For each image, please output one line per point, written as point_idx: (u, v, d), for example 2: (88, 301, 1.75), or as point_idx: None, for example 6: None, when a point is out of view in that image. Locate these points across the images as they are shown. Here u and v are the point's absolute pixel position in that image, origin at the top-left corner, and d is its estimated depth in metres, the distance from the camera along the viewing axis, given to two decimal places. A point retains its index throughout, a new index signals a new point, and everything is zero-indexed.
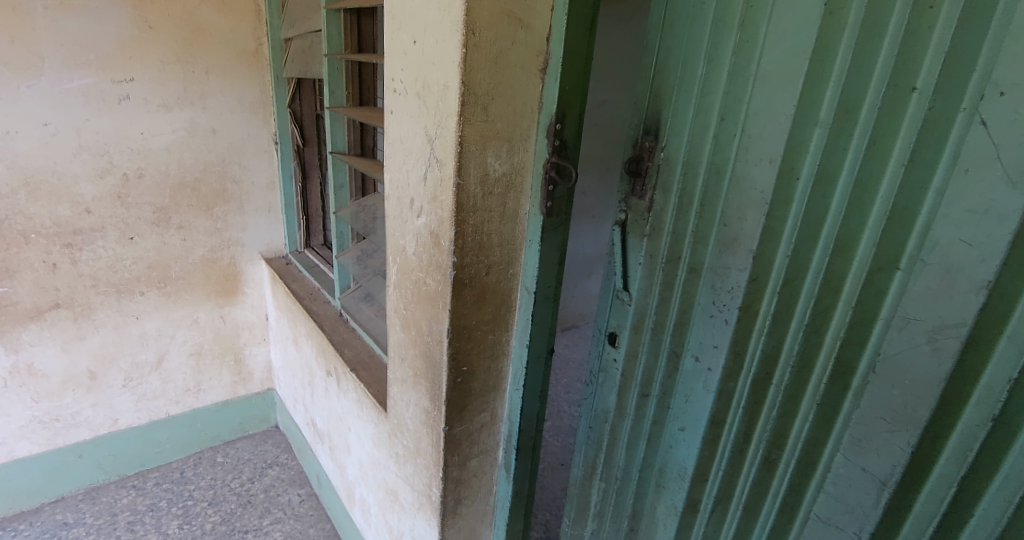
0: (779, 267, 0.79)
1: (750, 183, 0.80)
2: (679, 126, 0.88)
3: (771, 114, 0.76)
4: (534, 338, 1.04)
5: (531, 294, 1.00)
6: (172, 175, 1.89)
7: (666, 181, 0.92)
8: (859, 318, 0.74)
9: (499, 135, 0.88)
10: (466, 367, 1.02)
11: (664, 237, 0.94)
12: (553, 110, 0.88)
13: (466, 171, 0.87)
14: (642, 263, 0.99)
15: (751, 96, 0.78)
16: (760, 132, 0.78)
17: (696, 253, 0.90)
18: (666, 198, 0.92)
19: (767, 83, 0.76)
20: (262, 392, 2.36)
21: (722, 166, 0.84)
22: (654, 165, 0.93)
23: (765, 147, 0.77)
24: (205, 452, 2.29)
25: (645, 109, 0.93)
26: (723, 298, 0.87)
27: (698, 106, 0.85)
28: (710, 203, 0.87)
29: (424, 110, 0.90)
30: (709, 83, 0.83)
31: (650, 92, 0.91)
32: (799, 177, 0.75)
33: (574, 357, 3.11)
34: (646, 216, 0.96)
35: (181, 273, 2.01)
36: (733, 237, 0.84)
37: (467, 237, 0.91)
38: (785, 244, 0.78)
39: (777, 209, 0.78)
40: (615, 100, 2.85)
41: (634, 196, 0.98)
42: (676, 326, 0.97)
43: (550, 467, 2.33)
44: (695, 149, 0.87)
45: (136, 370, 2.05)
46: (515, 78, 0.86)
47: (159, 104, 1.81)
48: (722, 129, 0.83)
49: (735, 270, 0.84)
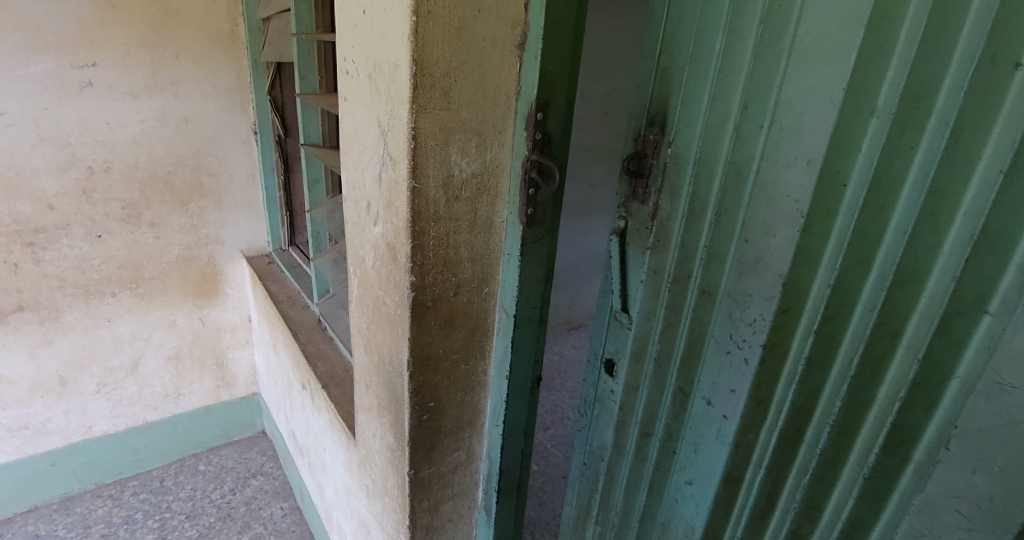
0: (816, 299, 0.62)
1: (780, 190, 0.62)
2: (691, 117, 0.71)
3: (810, 100, 0.58)
4: (514, 369, 0.88)
5: (511, 317, 0.84)
6: (142, 167, 1.74)
7: (674, 183, 0.76)
8: (926, 374, 0.56)
9: (465, 127, 0.71)
10: (433, 403, 0.86)
11: (672, 250, 0.78)
12: (535, 96, 0.71)
13: (425, 173, 0.70)
14: (645, 281, 0.84)
15: (784, 78, 0.61)
16: (796, 123, 0.60)
17: (709, 273, 0.74)
18: (675, 204, 0.76)
19: (805, 59, 0.58)
20: (246, 397, 2.24)
21: (744, 168, 0.67)
22: (661, 163, 0.77)
23: (799, 145, 0.60)
24: (187, 460, 2.17)
25: (650, 94, 0.76)
26: (742, 332, 0.69)
27: (715, 92, 0.68)
28: (728, 213, 0.70)
29: (376, 96, 0.74)
30: (729, 63, 0.66)
31: (656, 74, 0.75)
32: (846, 184, 0.58)
33: (580, 359, 2.94)
34: (649, 224, 0.81)
35: (154, 273, 1.87)
36: (756, 257, 0.66)
37: (429, 252, 0.75)
38: (825, 270, 0.61)
39: (816, 224, 0.60)
40: (626, 87, 2.67)
41: (636, 200, 0.82)
42: (685, 360, 0.80)
43: (549, 481, 2.18)
44: (711, 145, 0.70)
45: (110, 375, 1.93)
46: (485, 55, 0.69)
47: (125, 91, 1.66)
48: (745, 120, 0.66)
49: (758, 300, 0.67)
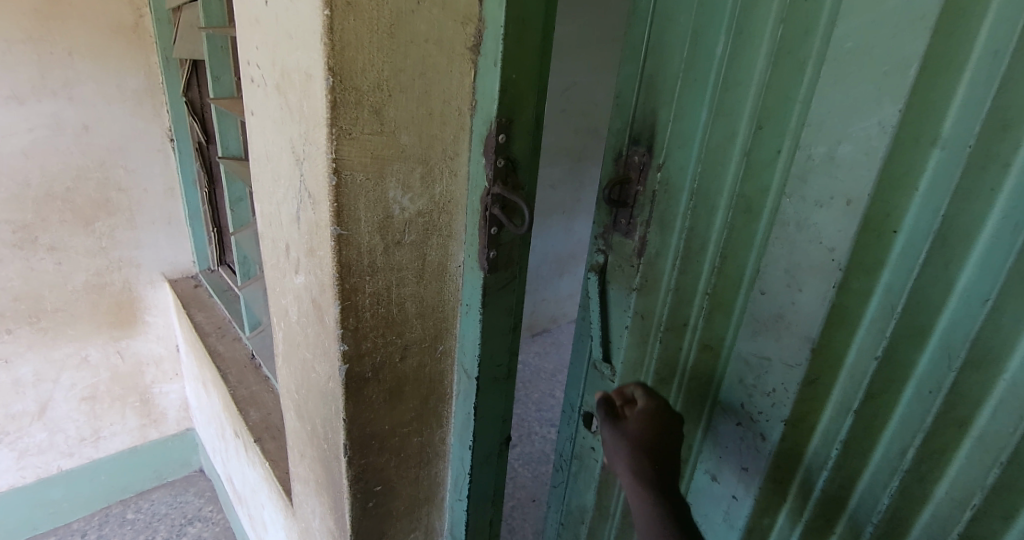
0: (854, 368, 0.53)
1: (811, 234, 0.53)
2: (686, 135, 0.61)
3: (850, 124, 0.49)
4: (479, 436, 0.73)
5: (473, 380, 0.69)
6: (34, 185, 1.48)
7: (664, 215, 0.65)
8: (1009, 480, 0.46)
9: (408, 154, 0.55)
10: (380, 486, 0.71)
11: (663, 293, 0.67)
12: (494, 111, 0.55)
13: (354, 216, 0.54)
14: (631, 327, 0.72)
15: (812, 96, 0.51)
16: (832, 150, 0.50)
17: (712, 324, 0.64)
18: (668, 239, 0.65)
19: (843, 74, 0.48)
20: (180, 433, 2.00)
21: (756, 202, 0.57)
22: (649, 190, 0.66)
23: (833, 179, 0.50)
24: (114, 508, 1.91)
25: (633, 107, 0.66)
26: (757, 403, 0.60)
27: (717, 106, 0.58)
28: (736, 255, 0.60)
29: (288, 113, 0.57)
30: (735, 72, 0.56)
31: (641, 84, 0.64)
32: (897, 230, 0.48)
33: (545, 367, 2.81)
34: (634, 261, 0.69)
35: (58, 304, 1.62)
36: (776, 314, 0.57)
37: (364, 312, 0.59)
38: (870, 333, 0.51)
39: (854, 280, 0.51)
40: (585, 82, 2.55)
41: (618, 233, 0.71)
42: (680, 423, 0.70)
43: (519, 505, 2.03)
44: (715, 172, 0.60)
45: (13, 422, 1.65)
46: (427, 59, 0.52)
47: (8, 95, 1.39)
48: (757, 143, 0.56)
49: (778, 365, 0.58)
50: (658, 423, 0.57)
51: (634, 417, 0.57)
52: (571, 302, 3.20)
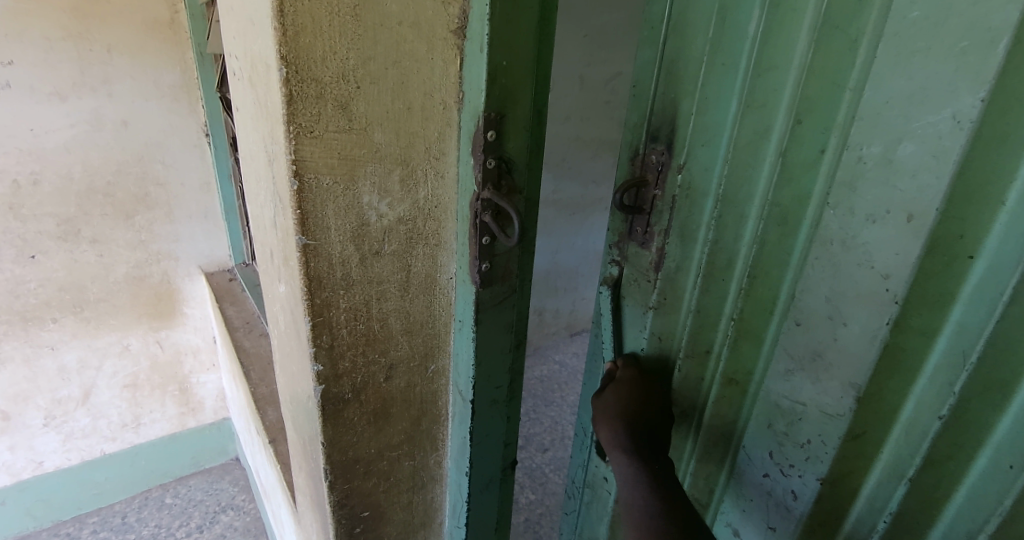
0: (915, 419, 0.50)
1: (862, 254, 0.48)
2: (710, 130, 0.56)
3: (913, 118, 0.43)
4: (477, 462, 0.67)
5: (468, 403, 0.62)
6: (76, 179, 1.52)
7: (685, 223, 0.61)
8: None
9: (385, 154, 0.49)
10: (368, 512, 0.65)
11: (684, 313, 0.64)
12: (483, 104, 0.48)
13: (324, 224, 0.48)
14: (648, 347, 0.68)
15: (864, 86, 0.46)
16: (898, 153, 0.44)
17: (738, 354, 0.62)
18: (689, 251, 0.62)
19: (908, 61, 0.43)
20: (216, 423, 2.04)
21: (790, 211, 0.53)
22: (667, 195, 0.61)
23: (890, 189, 0.45)
24: (153, 492, 1.98)
25: (651, 98, 0.61)
26: (789, 454, 0.58)
27: (747, 98, 0.53)
28: (768, 273, 0.57)
29: (258, 109, 0.51)
30: (771, 56, 0.51)
31: (660, 70, 0.59)
32: (974, 256, 0.43)
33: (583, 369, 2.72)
34: (651, 275, 0.65)
35: (101, 295, 1.66)
36: (813, 351, 0.54)
37: (340, 329, 0.53)
38: (935, 385, 0.48)
39: (913, 316, 0.48)
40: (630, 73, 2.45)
41: (634, 242, 0.67)
42: (700, 467, 0.70)
43: (547, 513, 1.96)
44: (748, 177, 0.55)
45: (59, 406, 1.72)
46: (404, 45, 0.46)
47: (50, 91, 1.42)
48: (795, 141, 0.51)
49: (815, 413, 0.55)
50: (635, 387, 0.66)
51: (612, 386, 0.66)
52: None
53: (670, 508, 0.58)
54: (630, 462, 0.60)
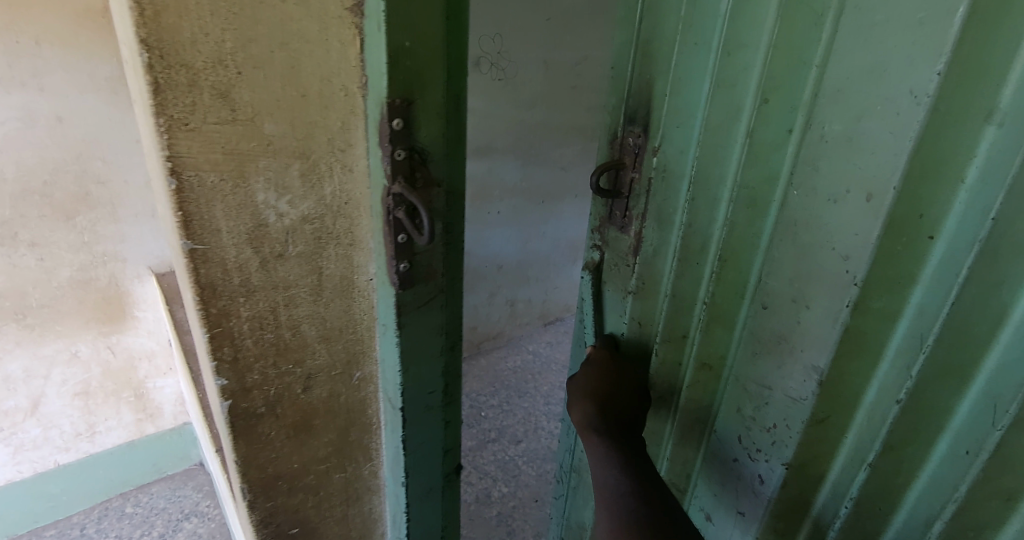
0: (876, 401, 0.52)
1: (825, 235, 0.49)
2: (686, 109, 0.56)
3: (874, 92, 0.43)
4: (414, 471, 0.63)
5: (398, 411, 0.58)
6: (9, 180, 1.34)
7: (661, 207, 0.62)
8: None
9: (281, 148, 0.44)
10: (297, 528, 0.62)
11: (662, 298, 0.65)
12: (387, 90, 0.44)
13: (212, 227, 0.44)
14: (627, 331, 0.70)
15: (824, 62, 0.46)
16: (865, 130, 0.44)
17: (711, 339, 0.63)
18: (666, 235, 0.62)
19: (873, 42, 0.43)
20: (176, 428, 1.91)
21: (759, 195, 0.54)
22: (645, 178, 0.62)
23: (850, 166, 0.46)
24: (114, 502, 1.86)
25: (630, 80, 0.61)
26: (756, 436, 0.60)
27: (719, 76, 0.53)
28: (737, 258, 0.58)
29: (139, 99, 0.46)
30: (738, 32, 0.51)
31: (636, 51, 0.59)
32: (934, 236, 0.44)
33: (558, 358, 2.71)
34: (630, 259, 0.67)
35: (44, 301, 1.49)
36: (777, 335, 0.55)
37: (244, 340, 0.49)
38: (895, 368, 0.50)
39: (871, 300, 0.48)
40: (597, 56, 2.42)
41: (614, 226, 0.68)
42: (679, 452, 0.71)
43: (521, 505, 1.94)
44: (716, 158, 0.56)
45: (5, 418, 1.57)
46: (293, 25, 0.41)
47: None
48: (761, 121, 0.51)
49: (781, 398, 0.57)
50: (611, 369, 0.67)
51: (587, 369, 0.67)
52: None
53: (642, 486, 0.59)
54: (602, 447, 0.61)
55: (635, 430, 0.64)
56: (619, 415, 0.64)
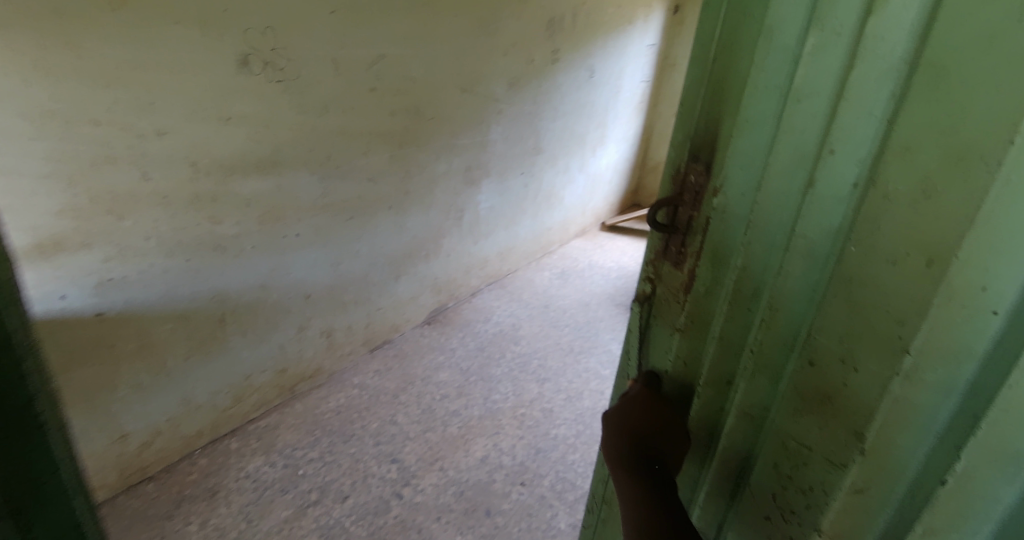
0: (926, 468, 0.55)
1: (880, 295, 0.55)
2: (747, 162, 0.65)
3: (937, 165, 0.49)
4: None
5: None
6: None
7: (715, 246, 0.71)
8: None
9: None
10: None
11: (710, 339, 0.76)
12: None
13: None
14: (674, 367, 0.82)
15: (894, 118, 0.51)
16: (941, 201, 0.49)
17: (754, 382, 0.70)
18: (717, 275, 0.72)
19: (956, 101, 0.46)
20: None
21: (818, 251, 0.60)
22: (703, 215, 0.71)
23: (908, 228, 0.52)
24: None
25: (695, 120, 0.69)
26: (798, 477, 0.67)
27: (783, 127, 0.60)
28: (788, 308, 0.64)
29: None
30: (804, 82, 0.56)
31: (707, 87, 0.66)
32: (997, 311, 0.47)
33: (389, 387, 2.45)
34: (681, 295, 0.78)
35: None
36: (825, 393, 0.62)
37: None
38: (946, 448, 0.53)
39: (922, 371, 0.53)
40: (396, 56, 2.20)
41: (670, 261, 0.78)
42: (717, 480, 0.80)
43: None
44: (772, 209, 0.63)
45: None
46: None
47: None
48: (828, 170, 0.57)
49: (820, 459, 0.64)
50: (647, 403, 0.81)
51: (625, 399, 0.83)
52: (413, 305, 2.86)
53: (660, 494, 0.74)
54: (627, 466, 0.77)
55: (664, 463, 0.78)
56: (651, 441, 0.78)
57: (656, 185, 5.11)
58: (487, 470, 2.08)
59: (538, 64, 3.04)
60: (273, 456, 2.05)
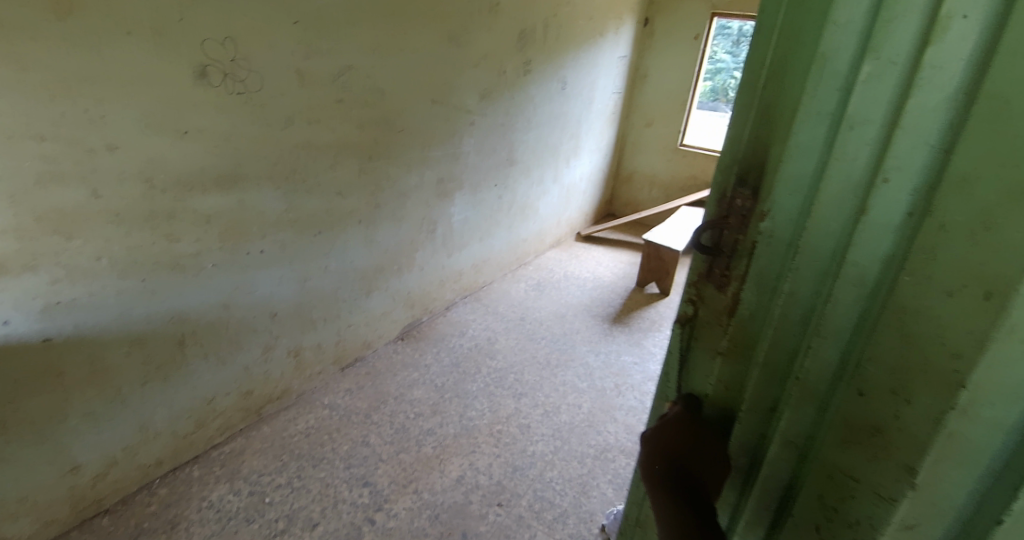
0: (982, 506, 0.49)
1: (936, 326, 0.48)
2: (798, 187, 0.58)
3: (997, 188, 0.43)
4: None
5: None
6: None
7: (763, 272, 0.64)
8: None
9: None
10: None
11: (753, 367, 0.67)
12: None
13: None
14: (712, 393, 0.73)
15: (952, 150, 0.47)
16: (1004, 227, 0.43)
17: (798, 412, 0.62)
18: (765, 301, 0.65)
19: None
20: None
21: (874, 281, 0.54)
22: (750, 239, 0.64)
23: (969, 257, 0.45)
24: None
25: (743, 140, 0.63)
26: (836, 518, 0.58)
27: (839, 152, 0.54)
28: (838, 335, 0.57)
29: None
30: (859, 110, 0.52)
31: (757, 111, 0.61)
32: None
33: (361, 406, 2.38)
34: (724, 320, 0.70)
35: None
36: (873, 425, 0.53)
37: None
38: (1003, 488, 0.48)
39: (980, 406, 0.47)
40: (363, 67, 2.15)
41: (713, 284, 0.69)
42: (754, 519, 0.71)
43: None
44: (821, 236, 0.58)
45: None
46: None
47: None
48: (884, 198, 0.52)
49: (868, 492, 0.55)
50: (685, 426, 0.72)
51: (661, 421, 0.74)
52: (385, 320, 2.79)
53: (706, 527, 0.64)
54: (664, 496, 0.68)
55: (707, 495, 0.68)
56: (692, 468, 0.69)
57: (630, 195, 5.13)
58: (463, 491, 2.01)
59: (509, 75, 3.02)
60: (237, 483, 1.95)
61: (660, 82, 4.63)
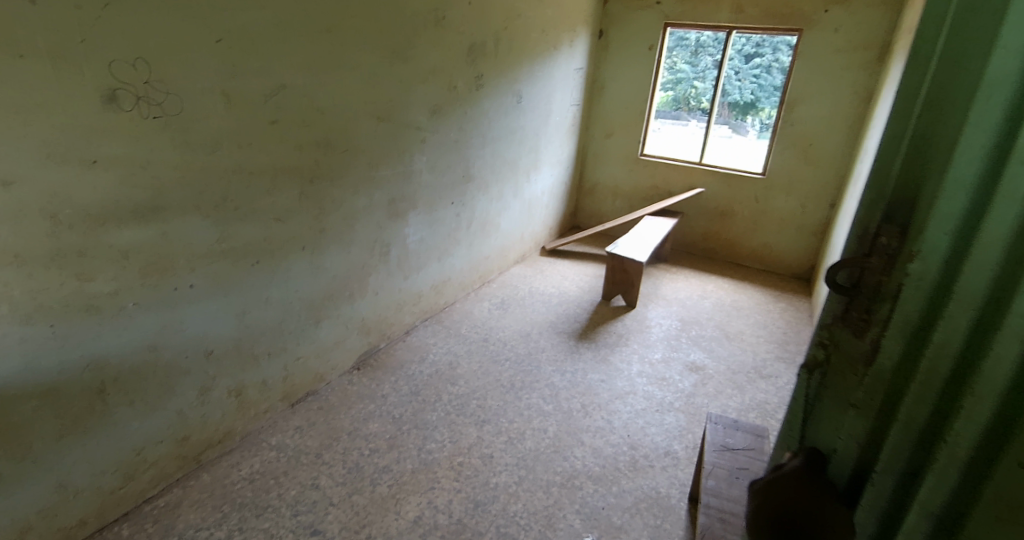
0: None
1: None
2: (948, 232, 0.55)
3: None
4: None
5: None
6: None
7: (907, 319, 0.59)
8: None
9: None
10: None
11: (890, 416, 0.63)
12: None
13: None
14: (842, 448, 0.68)
15: None
16: None
17: (945, 468, 0.57)
18: (913, 350, 0.60)
19: None
20: None
21: None
22: (894, 282, 0.60)
23: None
24: None
25: (889, 184, 0.61)
26: None
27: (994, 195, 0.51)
28: (993, 387, 0.53)
29: None
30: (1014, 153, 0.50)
31: (904, 157, 0.59)
32: None
33: (311, 446, 2.23)
34: (859, 369, 0.64)
35: None
36: None
37: None
38: None
39: None
40: (298, 85, 2.04)
41: (847, 329, 0.65)
42: None
43: None
44: (976, 278, 0.53)
45: None
46: None
47: None
48: None
49: None
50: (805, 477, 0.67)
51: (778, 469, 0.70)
52: (338, 350, 2.65)
53: None
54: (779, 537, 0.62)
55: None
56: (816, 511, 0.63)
57: (593, 208, 5.09)
58: (421, 533, 1.89)
59: (460, 91, 2.93)
60: None
61: (617, 93, 4.62)
